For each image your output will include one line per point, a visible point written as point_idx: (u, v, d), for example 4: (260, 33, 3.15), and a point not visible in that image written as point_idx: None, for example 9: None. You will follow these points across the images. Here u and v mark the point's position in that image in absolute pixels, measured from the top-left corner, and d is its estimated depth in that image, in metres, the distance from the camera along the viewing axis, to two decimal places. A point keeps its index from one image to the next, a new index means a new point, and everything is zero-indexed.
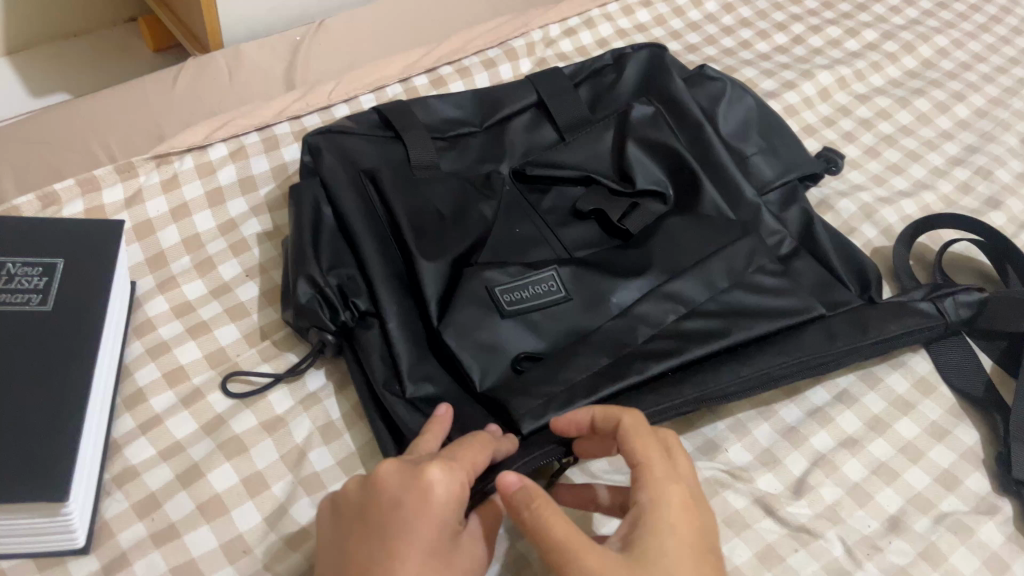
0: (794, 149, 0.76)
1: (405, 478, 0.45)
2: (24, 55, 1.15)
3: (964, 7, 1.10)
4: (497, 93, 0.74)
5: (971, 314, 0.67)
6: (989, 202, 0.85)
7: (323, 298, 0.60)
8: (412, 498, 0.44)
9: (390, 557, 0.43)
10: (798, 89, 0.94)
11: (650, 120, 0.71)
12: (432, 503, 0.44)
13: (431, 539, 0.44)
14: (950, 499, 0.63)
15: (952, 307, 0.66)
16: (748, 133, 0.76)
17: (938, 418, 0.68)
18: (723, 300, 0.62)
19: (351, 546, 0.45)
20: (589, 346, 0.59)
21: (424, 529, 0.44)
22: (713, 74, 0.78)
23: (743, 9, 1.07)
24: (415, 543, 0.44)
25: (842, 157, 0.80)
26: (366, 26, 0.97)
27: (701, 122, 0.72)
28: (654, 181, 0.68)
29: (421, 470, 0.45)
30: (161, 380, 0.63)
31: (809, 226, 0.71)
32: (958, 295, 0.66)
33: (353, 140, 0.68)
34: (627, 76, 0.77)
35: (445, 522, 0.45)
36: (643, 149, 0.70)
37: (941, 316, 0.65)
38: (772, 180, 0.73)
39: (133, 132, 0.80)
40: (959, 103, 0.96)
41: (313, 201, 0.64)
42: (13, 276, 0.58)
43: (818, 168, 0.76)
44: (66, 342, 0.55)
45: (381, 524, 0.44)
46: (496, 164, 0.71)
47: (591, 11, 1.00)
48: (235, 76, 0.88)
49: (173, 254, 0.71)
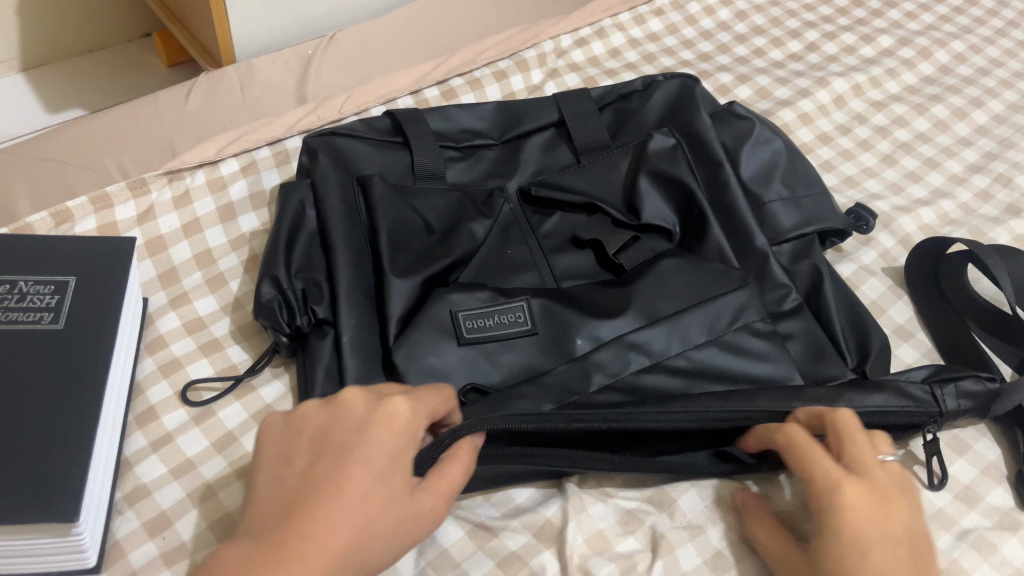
0: (818, 199, 0.73)
1: (369, 406, 0.44)
2: (40, 71, 1.16)
3: (981, 13, 1.09)
4: (520, 107, 0.74)
5: (973, 405, 0.62)
6: (1009, 210, 0.84)
7: (284, 300, 0.61)
8: (372, 421, 0.43)
9: (340, 474, 0.42)
10: (813, 97, 0.93)
11: (668, 153, 0.70)
12: (391, 426, 0.43)
13: (381, 463, 0.42)
14: (972, 516, 0.62)
15: (952, 401, 0.61)
16: (771, 179, 0.73)
17: (960, 431, 0.67)
18: (695, 358, 0.60)
19: (298, 461, 0.44)
20: (535, 389, 0.56)
21: (375, 450, 0.42)
22: (742, 113, 0.76)
23: (756, 16, 1.06)
24: (367, 464, 0.42)
25: (876, 216, 0.75)
26: (378, 40, 0.97)
27: (721, 162, 0.71)
28: (661, 217, 0.68)
29: (386, 400, 0.45)
30: (172, 398, 0.63)
31: (818, 285, 0.69)
32: (961, 382, 0.62)
33: (356, 144, 0.68)
34: (650, 111, 0.75)
35: (399, 452, 0.43)
36: (655, 183, 0.69)
37: (936, 404, 0.60)
38: (787, 231, 0.70)
39: (146, 148, 0.80)
40: (976, 110, 0.95)
41: (299, 202, 0.65)
42: (25, 295, 0.58)
43: (844, 224, 0.72)
44: (78, 361, 0.55)
45: (337, 444, 0.43)
46: (503, 181, 0.70)
47: (602, 20, 1.00)
48: (247, 91, 0.88)
49: (185, 270, 0.71)
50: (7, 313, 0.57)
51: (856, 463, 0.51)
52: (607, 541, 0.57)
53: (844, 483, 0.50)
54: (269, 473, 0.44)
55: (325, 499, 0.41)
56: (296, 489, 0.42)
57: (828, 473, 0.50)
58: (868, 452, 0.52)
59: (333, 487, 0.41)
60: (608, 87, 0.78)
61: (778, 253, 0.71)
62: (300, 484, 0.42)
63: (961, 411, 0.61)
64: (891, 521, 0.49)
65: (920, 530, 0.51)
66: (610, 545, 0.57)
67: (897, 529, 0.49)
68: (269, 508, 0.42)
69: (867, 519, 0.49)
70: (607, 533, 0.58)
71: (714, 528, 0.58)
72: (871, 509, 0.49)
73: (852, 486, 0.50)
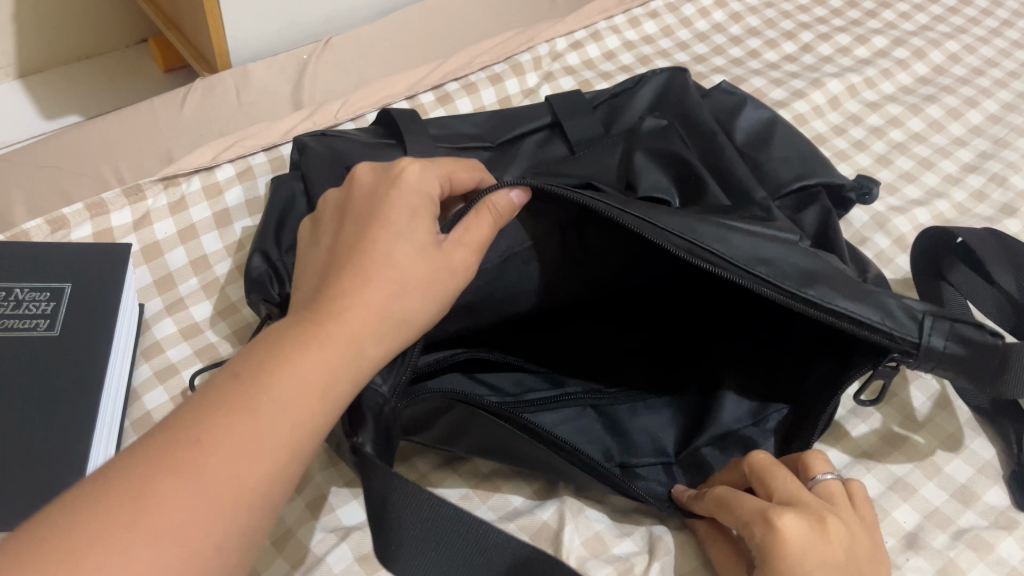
0: (815, 162, 0.72)
1: (379, 174, 0.50)
2: (37, 78, 1.16)
3: (975, 12, 1.09)
4: (513, 114, 0.75)
5: (964, 353, 0.51)
6: (1004, 209, 0.84)
7: (274, 273, 0.60)
8: (384, 185, 0.49)
9: (366, 238, 0.46)
10: (808, 98, 0.93)
11: (661, 131, 0.69)
12: (404, 185, 0.49)
13: (404, 215, 0.47)
14: (968, 515, 0.62)
15: (940, 342, 0.51)
16: (767, 145, 0.74)
17: (956, 430, 0.68)
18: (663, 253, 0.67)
19: (335, 240, 0.48)
20: None
21: (395, 209, 0.47)
22: (730, 91, 0.78)
23: (752, 18, 1.06)
24: (388, 225, 0.47)
25: (879, 185, 0.74)
26: (374, 44, 0.97)
27: (714, 133, 0.71)
28: (658, 188, 0.64)
29: (396, 167, 0.50)
30: (169, 404, 0.63)
31: (826, 225, 0.68)
32: (959, 325, 0.51)
33: (348, 142, 0.69)
34: (639, 99, 0.76)
35: (418, 205, 0.48)
36: (651, 158, 0.66)
37: (917, 333, 0.51)
38: (787, 184, 0.70)
39: (142, 154, 0.80)
40: (971, 109, 0.95)
41: (290, 191, 0.65)
42: (21, 302, 0.58)
43: (843, 180, 0.71)
44: (75, 367, 0.56)
45: (358, 212, 0.48)
46: (501, 175, 0.70)
47: (597, 23, 1.00)
48: (243, 96, 0.88)
49: (181, 276, 0.71)
50: (2, 320, 0.57)
51: (788, 495, 0.50)
52: (604, 543, 0.58)
53: (774, 512, 0.47)
54: (307, 269, 0.49)
55: (361, 262, 0.45)
56: (335, 256, 0.47)
57: (763, 510, 0.48)
58: (797, 485, 0.50)
59: (364, 246, 0.46)
60: (598, 91, 0.79)
61: (781, 207, 0.70)
62: (333, 256, 0.47)
63: (949, 357, 0.51)
64: (830, 543, 0.46)
65: (865, 541, 0.48)
66: (607, 547, 0.58)
67: (837, 548, 0.47)
68: (311, 288, 0.46)
69: (803, 544, 0.46)
70: (604, 535, 0.58)
71: None
72: (810, 534, 0.46)
73: (786, 513, 0.47)
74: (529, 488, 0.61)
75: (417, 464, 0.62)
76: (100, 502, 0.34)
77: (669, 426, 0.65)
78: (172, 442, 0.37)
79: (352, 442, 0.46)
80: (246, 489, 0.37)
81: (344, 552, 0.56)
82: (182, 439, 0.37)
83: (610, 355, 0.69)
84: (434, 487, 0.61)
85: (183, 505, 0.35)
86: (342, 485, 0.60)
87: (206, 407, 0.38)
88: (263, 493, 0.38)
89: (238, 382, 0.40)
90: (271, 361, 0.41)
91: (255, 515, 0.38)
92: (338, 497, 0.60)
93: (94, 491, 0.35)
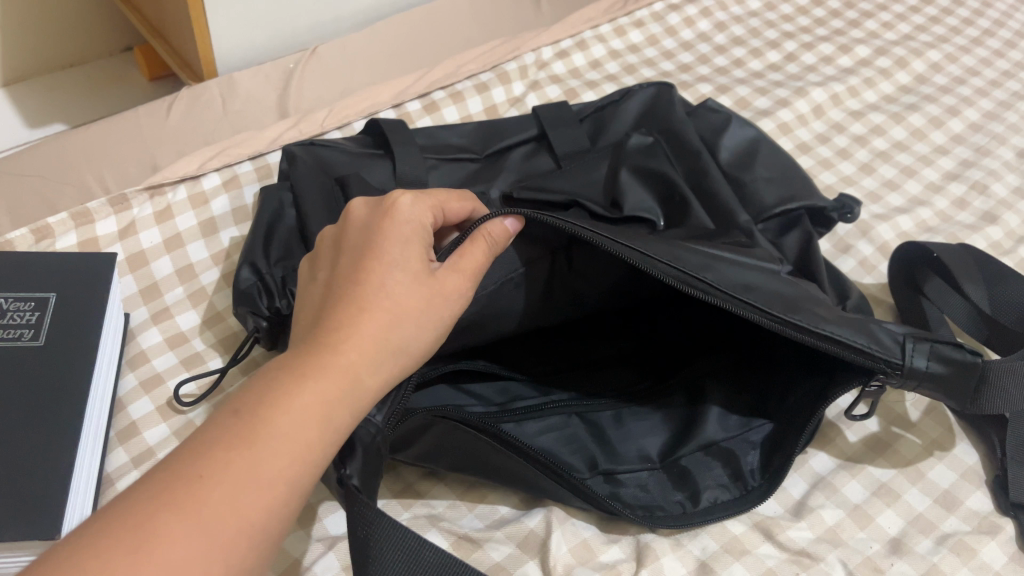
0: (798, 181, 0.73)
1: (373, 208, 0.50)
2: (21, 86, 1.15)
3: (957, 22, 1.11)
4: (500, 126, 0.75)
5: (944, 372, 0.53)
6: (986, 217, 0.85)
7: (262, 286, 0.60)
8: (379, 217, 0.49)
9: (361, 271, 0.46)
10: (792, 107, 0.94)
11: (647, 149, 0.69)
12: (399, 216, 0.49)
13: (398, 247, 0.47)
14: (951, 520, 0.63)
15: (922, 362, 0.52)
16: (752, 163, 0.74)
17: (938, 435, 0.68)
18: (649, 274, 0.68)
19: (331, 274, 0.48)
20: None
21: (388, 242, 0.47)
22: (716, 107, 0.79)
23: (736, 27, 1.07)
24: (383, 257, 0.47)
25: (859, 204, 0.74)
26: (360, 54, 0.97)
27: (699, 151, 0.72)
28: (644, 208, 0.65)
29: (389, 199, 0.50)
30: (154, 413, 0.63)
31: (808, 251, 0.69)
32: (939, 345, 0.53)
33: (335, 153, 0.69)
34: (625, 114, 0.76)
35: (411, 236, 0.48)
36: (636, 176, 0.66)
37: (899, 356, 0.52)
38: (770, 208, 0.70)
39: (127, 163, 0.80)
40: (953, 118, 0.96)
41: (278, 204, 0.65)
42: (5, 311, 0.58)
43: (827, 202, 0.72)
44: (60, 377, 0.55)
45: (353, 246, 0.48)
46: (487, 186, 0.70)
47: (583, 32, 1.01)
48: (229, 105, 0.88)
49: (167, 285, 0.71)
50: None
51: None
52: (592, 552, 0.58)
53: None
54: (304, 303, 0.49)
55: (356, 296, 0.45)
56: (332, 288, 0.47)
57: None
58: None
59: (358, 279, 0.46)
60: (586, 104, 0.79)
61: (764, 229, 0.71)
62: (329, 291, 0.47)
63: (929, 376, 0.53)
64: None
65: None
66: (594, 555, 0.58)
67: None
68: (308, 323, 0.46)
69: None
70: (592, 545, 0.59)
71: (695, 541, 0.60)
72: None
73: None
74: (515, 497, 0.62)
75: (405, 474, 0.62)
76: (103, 537, 0.34)
77: (656, 434, 0.65)
78: (173, 478, 0.37)
79: (340, 473, 0.45)
80: (248, 524, 0.37)
81: (332, 560, 0.57)
82: (179, 474, 0.37)
83: (600, 372, 0.69)
84: (421, 496, 0.61)
85: (184, 537, 0.35)
86: (330, 495, 0.60)
87: (207, 443, 0.39)
88: (264, 526, 0.38)
89: (237, 418, 0.40)
90: (269, 396, 0.41)
91: (258, 544, 0.38)
92: (326, 506, 0.60)
93: (99, 529, 0.35)
